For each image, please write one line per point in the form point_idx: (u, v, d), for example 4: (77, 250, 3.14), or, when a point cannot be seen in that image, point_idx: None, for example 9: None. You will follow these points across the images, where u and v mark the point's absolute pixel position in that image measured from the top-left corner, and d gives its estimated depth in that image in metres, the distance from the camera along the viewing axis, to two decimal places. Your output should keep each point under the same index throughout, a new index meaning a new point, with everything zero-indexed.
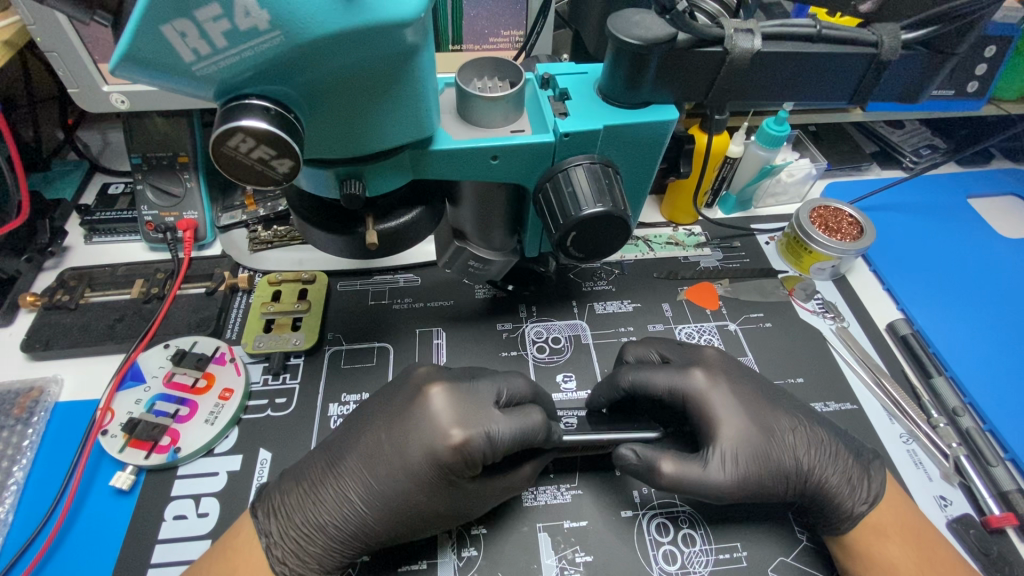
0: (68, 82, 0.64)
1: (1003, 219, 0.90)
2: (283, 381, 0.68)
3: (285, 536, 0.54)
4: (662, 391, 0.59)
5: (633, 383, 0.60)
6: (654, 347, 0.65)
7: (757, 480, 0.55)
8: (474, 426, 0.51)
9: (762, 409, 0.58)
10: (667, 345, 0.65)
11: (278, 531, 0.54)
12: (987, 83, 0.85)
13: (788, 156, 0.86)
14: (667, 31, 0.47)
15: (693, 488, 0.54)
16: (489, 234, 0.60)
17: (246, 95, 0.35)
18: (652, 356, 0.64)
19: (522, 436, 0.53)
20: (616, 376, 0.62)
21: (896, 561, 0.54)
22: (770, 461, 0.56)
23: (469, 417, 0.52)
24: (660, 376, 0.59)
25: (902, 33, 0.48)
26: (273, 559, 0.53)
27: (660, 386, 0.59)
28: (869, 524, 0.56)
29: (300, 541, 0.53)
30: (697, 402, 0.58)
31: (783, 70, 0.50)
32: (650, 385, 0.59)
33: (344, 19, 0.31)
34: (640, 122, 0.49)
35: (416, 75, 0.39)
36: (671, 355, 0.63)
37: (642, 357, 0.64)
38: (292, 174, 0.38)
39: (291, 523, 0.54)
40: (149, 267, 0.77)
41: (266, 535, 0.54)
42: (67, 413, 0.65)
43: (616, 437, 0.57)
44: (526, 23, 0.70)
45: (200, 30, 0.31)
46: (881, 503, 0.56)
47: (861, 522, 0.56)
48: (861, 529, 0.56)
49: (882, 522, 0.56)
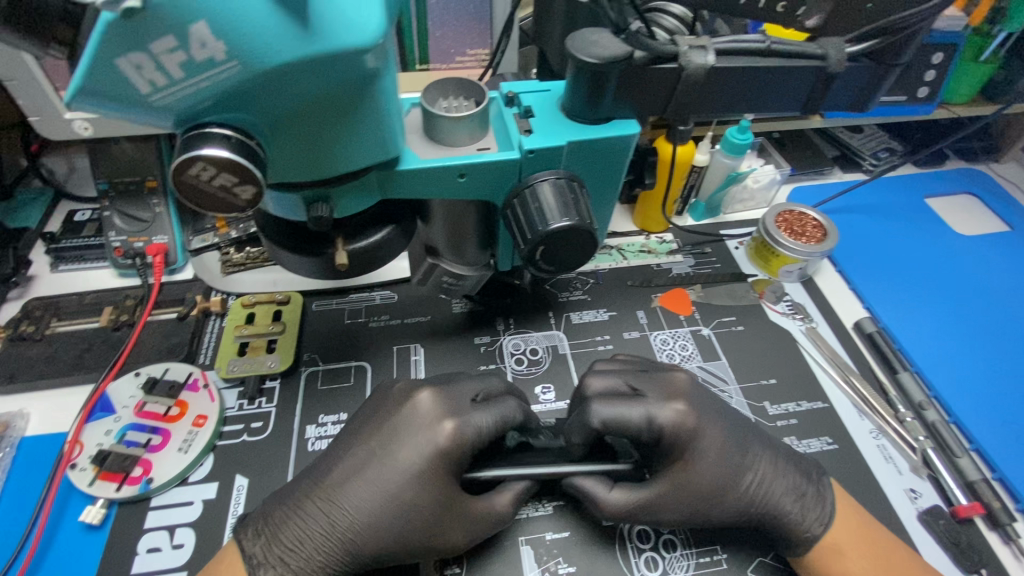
0: (29, 110, 0.63)
1: (958, 218, 0.94)
2: (259, 405, 0.67)
3: (269, 555, 0.52)
4: (640, 431, 0.55)
5: (605, 424, 0.54)
6: (620, 378, 0.60)
7: (710, 499, 0.56)
8: (462, 416, 0.54)
9: (720, 415, 0.58)
10: (635, 374, 0.60)
11: (261, 552, 0.52)
12: (938, 87, 0.88)
13: (753, 162, 0.89)
14: (623, 49, 0.48)
15: (653, 500, 0.56)
16: (462, 248, 0.61)
17: (206, 124, 0.35)
18: (620, 386, 0.59)
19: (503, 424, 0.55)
20: (585, 412, 0.54)
21: None
22: (722, 502, 0.56)
23: (461, 412, 0.54)
24: (634, 413, 0.55)
25: (846, 46, 0.50)
26: None
27: (634, 422, 0.54)
28: (826, 545, 0.56)
29: (284, 557, 0.52)
30: (672, 436, 0.54)
31: (738, 83, 0.51)
32: (626, 424, 0.54)
33: (301, 49, 0.32)
34: (603, 137, 0.50)
35: (378, 98, 0.39)
36: (641, 385, 0.59)
37: (607, 389, 0.59)
38: (256, 201, 0.38)
39: (275, 541, 0.53)
40: (118, 294, 0.76)
41: (251, 558, 0.52)
42: (34, 447, 0.64)
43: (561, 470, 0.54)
44: (491, 41, 0.71)
45: (155, 63, 0.31)
46: (833, 530, 0.57)
47: (819, 544, 0.56)
48: (817, 550, 0.56)
49: (838, 542, 0.56)
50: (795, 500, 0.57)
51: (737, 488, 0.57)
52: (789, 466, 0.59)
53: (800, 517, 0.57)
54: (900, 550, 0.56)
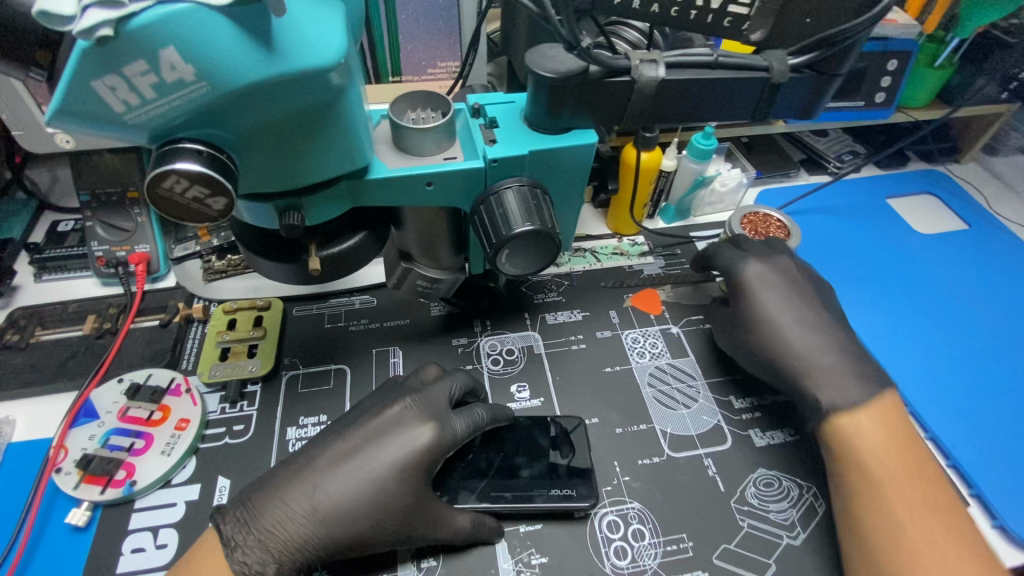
0: (12, 125, 0.65)
1: (918, 217, 0.98)
2: (241, 408, 0.69)
3: (248, 539, 0.53)
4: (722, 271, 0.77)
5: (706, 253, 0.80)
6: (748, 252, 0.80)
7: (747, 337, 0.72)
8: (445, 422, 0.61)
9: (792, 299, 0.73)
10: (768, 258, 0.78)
11: (240, 537, 0.53)
12: (894, 93, 0.93)
13: (720, 166, 0.93)
14: (579, 64, 0.51)
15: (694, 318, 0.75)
16: (435, 253, 0.63)
17: (178, 139, 0.37)
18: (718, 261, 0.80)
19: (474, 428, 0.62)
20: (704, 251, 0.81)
21: (864, 445, 0.61)
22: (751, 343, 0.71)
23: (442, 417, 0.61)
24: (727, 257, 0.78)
25: (789, 58, 0.53)
26: (234, 560, 0.52)
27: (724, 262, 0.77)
28: (844, 423, 0.63)
29: (264, 541, 0.53)
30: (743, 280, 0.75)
31: (689, 94, 0.54)
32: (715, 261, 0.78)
33: (266, 70, 0.34)
34: (563, 147, 0.53)
35: (344, 112, 0.42)
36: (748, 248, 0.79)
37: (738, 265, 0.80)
38: (228, 211, 0.40)
39: (251, 527, 0.53)
40: (101, 302, 0.77)
41: (229, 542, 0.53)
42: (18, 453, 0.65)
43: (514, 506, 0.60)
44: (460, 54, 0.74)
45: (128, 84, 0.33)
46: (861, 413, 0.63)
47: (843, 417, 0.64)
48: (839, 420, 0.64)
49: (858, 422, 0.63)
50: (829, 355, 0.68)
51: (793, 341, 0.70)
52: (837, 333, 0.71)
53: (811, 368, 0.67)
54: (909, 433, 0.63)
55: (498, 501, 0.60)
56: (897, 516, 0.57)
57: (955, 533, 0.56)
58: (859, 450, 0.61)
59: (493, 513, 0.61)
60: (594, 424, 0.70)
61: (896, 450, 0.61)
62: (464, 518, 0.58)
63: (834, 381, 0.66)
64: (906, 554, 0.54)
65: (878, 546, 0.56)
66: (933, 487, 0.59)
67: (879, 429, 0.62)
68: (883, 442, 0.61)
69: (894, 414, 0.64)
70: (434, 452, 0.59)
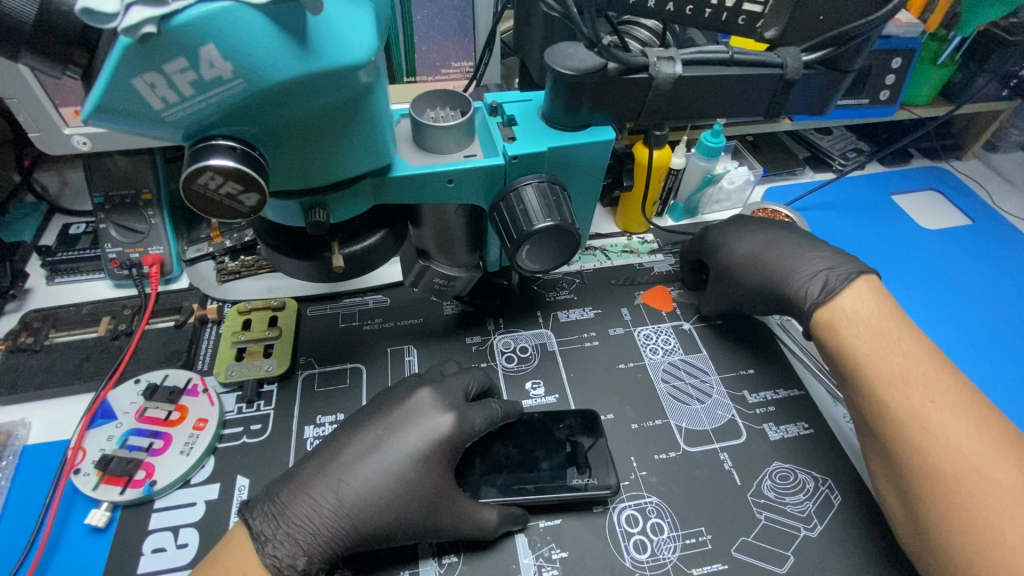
0: (29, 126, 0.65)
1: (923, 213, 0.99)
2: (257, 408, 0.69)
3: (277, 533, 0.53)
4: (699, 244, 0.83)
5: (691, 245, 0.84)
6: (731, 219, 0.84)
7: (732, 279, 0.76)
8: (464, 415, 0.61)
9: (804, 242, 0.75)
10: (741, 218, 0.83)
11: (270, 530, 0.53)
12: (897, 91, 0.94)
13: (727, 164, 0.93)
14: (598, 62, 0.52)
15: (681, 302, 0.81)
16: (452, 250, 0.64)
17: (212, 137, 0.37)
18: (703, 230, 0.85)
19: (492, 424, 0.63)
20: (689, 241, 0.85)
21: (852, 339, 0.63)
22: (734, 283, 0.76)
23: (461, 411, 0.61)
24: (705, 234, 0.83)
25: (802, 55, 0.54)
26: (265, 553, 0.52)
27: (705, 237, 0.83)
28: (825, 319, 0.66)
29: (294, 534, 0.53)
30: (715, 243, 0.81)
31: (705, 90, 0.55)
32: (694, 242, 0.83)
33: (301, 67, 0.35)
34: (582, 143, 0.54)
35: (371, 109, 0.42)
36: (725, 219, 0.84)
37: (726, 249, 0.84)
38: (260, 207, 0.40)
39: (280, 520, 0.54)
40: (115, 304, 0.78)
41: (259, 536, 0.53)
42: (36, 455, 0.65)
43: (547, 497, 0.60)
44: (475, 55, 0.75)
45: (168, 81, 0.33)
46: (835, 300, 0.66)
47: (825, 309, 0.67)
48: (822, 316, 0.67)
49: (834, 314, 0.66)
50: (814, 266, 0.71)
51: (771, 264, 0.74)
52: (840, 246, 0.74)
53: (806, 284, 0.69)
54: (896, 320, 0.65)
55: (521, 493, 0.61)
56: (898, 400, 0.59)
57: (953, 401, 0.58)
58: (850, 343, 0.63)
59: (517, 507, 0.61)
60: (609, 420, 0.70)
61: (886, 338, 0.63)
62: (491, 515, 0.58)
63: (823, 281, 0.68)
64: (912, 432, 0.57)
65: (884, 431, 0.59)
66: (928, 364, 0.61)
67: (864, 320, 0.64)
68: (868, 329, 0.63)
69: (877, 304, 0.66)
70: (455, 445, 0.59)
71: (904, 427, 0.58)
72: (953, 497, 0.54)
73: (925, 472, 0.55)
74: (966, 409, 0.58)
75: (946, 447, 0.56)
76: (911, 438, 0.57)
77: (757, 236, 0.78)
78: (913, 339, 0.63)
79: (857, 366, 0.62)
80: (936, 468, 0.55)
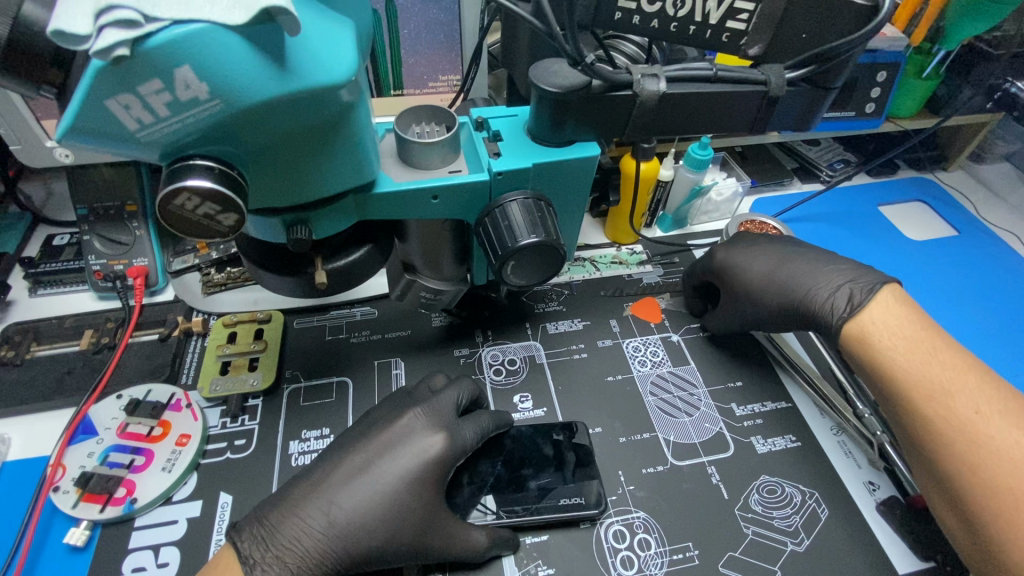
0: (10, 139, 0.65)
1: (909, 224, 1.00)
2: (242, 423, 0.69)
3: (265, 556, 0.52)
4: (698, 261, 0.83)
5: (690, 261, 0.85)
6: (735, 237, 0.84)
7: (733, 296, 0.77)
8: (452, 431, 0.61)
9: (788, 256, 0.76)
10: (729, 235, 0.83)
11: (258, 555, 0.52)
12: (883, 103, 0.95)
13: (715, 176, 0.94)
14: (581, 79, 0.52)
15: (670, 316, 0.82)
16: (438, 265, 0.63)
17: (190, 156, 0.37)
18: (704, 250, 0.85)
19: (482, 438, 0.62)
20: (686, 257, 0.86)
21: (889, 351, 0.62)
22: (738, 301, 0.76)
23: (450, 426, 0.61)
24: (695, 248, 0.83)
25: (785, 72, 0.54)
26: None
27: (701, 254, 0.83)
28: (854, 330, 0.65)
29: (282, 557, 0.52)
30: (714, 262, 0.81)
31: (690, 107, 0.56)
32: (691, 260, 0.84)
33: (279, 88, 0.34)
34: (567, 159, 0.54)
35: (352, 127, 0.42)
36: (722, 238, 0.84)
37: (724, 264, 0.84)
38: (238, 227, 0.40)
39: (268, 544, 0.53)
40: (98, 317, 0.76)
41: (247, 560, 0.52)
42: (15, 471, 0.64)
43: (541, 517, 0.60)
44: (462, 68, 0.75)
45: (142, 103, 0.33)
46: (861, 313, 0.65)
47: (853, 321, 0.65)
48: (849, 329, 0.65)
49: (863, 325, 0.64)
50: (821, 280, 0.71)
51: (759, 279, 0.76)
52: (837, 258, 0.74)
53: (831, 298, 0.68)
54: (928, 328, 0.63)
55: (510, 515, 0.60)
56: (943, 411, 0.57)
57: (1001, 408, 0.57)
58: (883, 356, 0.62)
59: (506, 526, 0.61)
60: (597, 434, 0.70)
61: (925, 348, 0.61)
62: (479, 533, 0.58)
63: (847, 294, 0.67)
64: (962, 447, 0.56)
65: (929, 444, 0.58)
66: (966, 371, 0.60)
67: (897, 331, 0.63)
68: (904, 341, 0.62)
69: (908, 315, 0.64)
70: (442, 461, 0.59)
71: (949, 439, 0.56)
72: (1007, 509, 0.52)
73: (977, 487, 0.54)
74: (1015, 417, 0.56)
75: (997, 456, 0.54)
76: (956, 449, 0.56)
77: (746, 252, 0.78)
78: (950, 348, 0.61)
79: (894, 379, 0.61)
80: (986, 482, 0.54)
